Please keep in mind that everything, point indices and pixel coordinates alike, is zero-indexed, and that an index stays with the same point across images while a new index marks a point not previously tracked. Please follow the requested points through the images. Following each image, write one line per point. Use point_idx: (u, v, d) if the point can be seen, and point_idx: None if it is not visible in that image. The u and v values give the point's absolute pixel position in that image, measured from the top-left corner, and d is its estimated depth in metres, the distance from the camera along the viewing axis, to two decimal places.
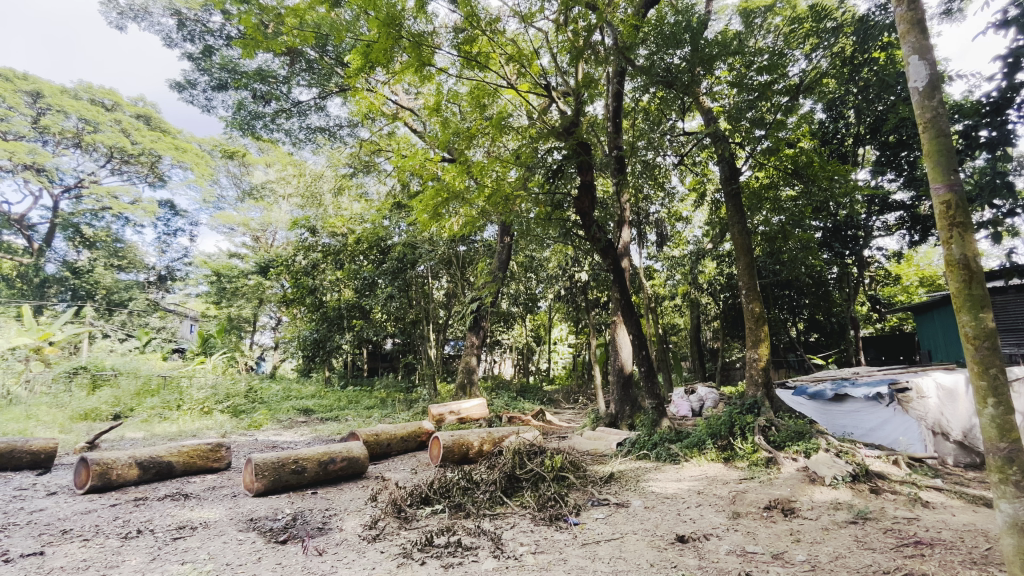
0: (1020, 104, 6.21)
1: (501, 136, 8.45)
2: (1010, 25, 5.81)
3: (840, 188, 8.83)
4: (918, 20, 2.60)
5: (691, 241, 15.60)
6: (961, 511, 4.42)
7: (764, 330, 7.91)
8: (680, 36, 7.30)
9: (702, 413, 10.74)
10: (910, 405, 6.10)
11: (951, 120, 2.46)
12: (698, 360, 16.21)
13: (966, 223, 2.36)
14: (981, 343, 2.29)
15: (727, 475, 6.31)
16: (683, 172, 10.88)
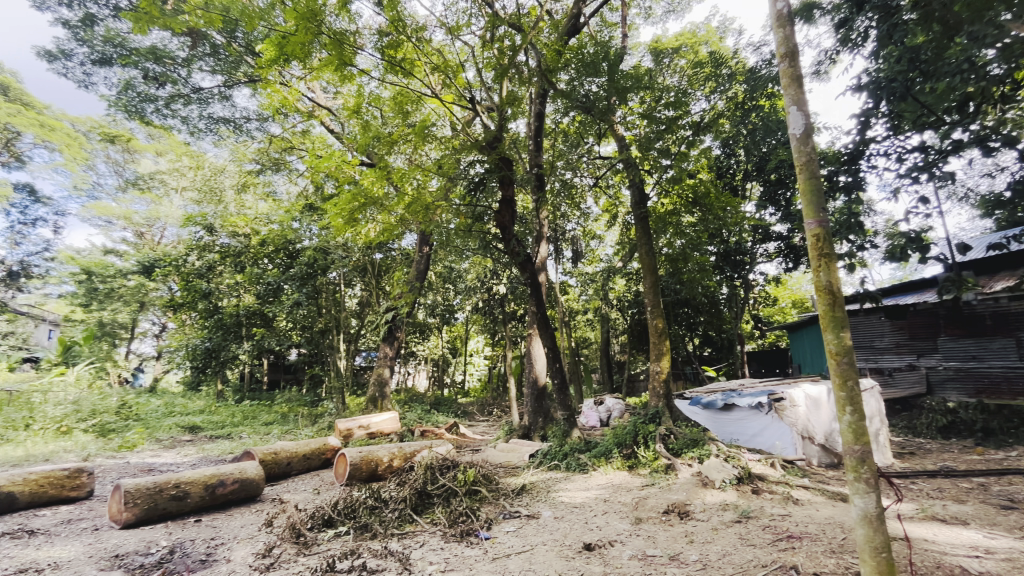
0: (869, 156, 7.39)
1: (423, 144, 8.36)
2: (863, 90, 6.90)
3: (732, 218, 9.85)
4: (797, 75, 2.96)
5: (604, 258, 16.45)
6: (824, 507, 5.03)
7: (666, 344, 8.51)
8: (598, 65, 7.80)
9: (609, 423, 11.28)
10: (784, 413, 6.83)
11: (821, 165, 2.84)
12: (607, 372, 17.03)
13: (831, 254, 2.72)
14: (841, 358, 2.63)
15: (630, 482, 6.66)
16: (597, 194, 11.48)
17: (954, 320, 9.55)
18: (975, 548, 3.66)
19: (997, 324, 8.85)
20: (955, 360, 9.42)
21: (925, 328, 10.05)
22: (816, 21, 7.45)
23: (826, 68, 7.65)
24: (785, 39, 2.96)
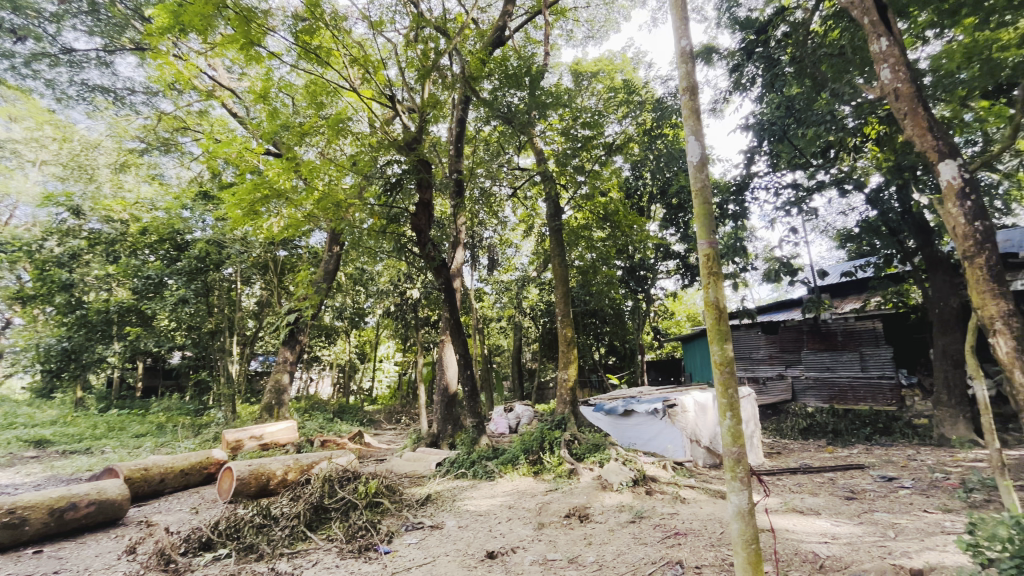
0: (753, 188, 8.31)
1: (337, 138, 7.93)
2: (750, 130, 7.77)
3: (637, 236, 10.50)
4: (696, 108, 3.24)
5: (518, 268, 16.76)
6: (706, 504, 5.49)
7: (574, 353, 8.81)
8: (520, 78, 7.96)
9: (518, 430, 11.43)
10: (676, 418, 7.39)
11: (713, 192, 3.13)
12: (518, 379, 17.30)
13: (718, 273, 3.00)
14: (725, 367, 2.89)
15: (535, 488, 6.78)
16: (515, 204, 11.68)
17: (815, 335, 10.88)
18: (825, 535, 4.21)
19: (848, 339, 10.31)
20: (814, 370, 10.79)
21: (792, 342, 11.31)
22: (715, 63, 8.26)
23: (722, 106, 8.50)
24: (687, 74, 3.22)
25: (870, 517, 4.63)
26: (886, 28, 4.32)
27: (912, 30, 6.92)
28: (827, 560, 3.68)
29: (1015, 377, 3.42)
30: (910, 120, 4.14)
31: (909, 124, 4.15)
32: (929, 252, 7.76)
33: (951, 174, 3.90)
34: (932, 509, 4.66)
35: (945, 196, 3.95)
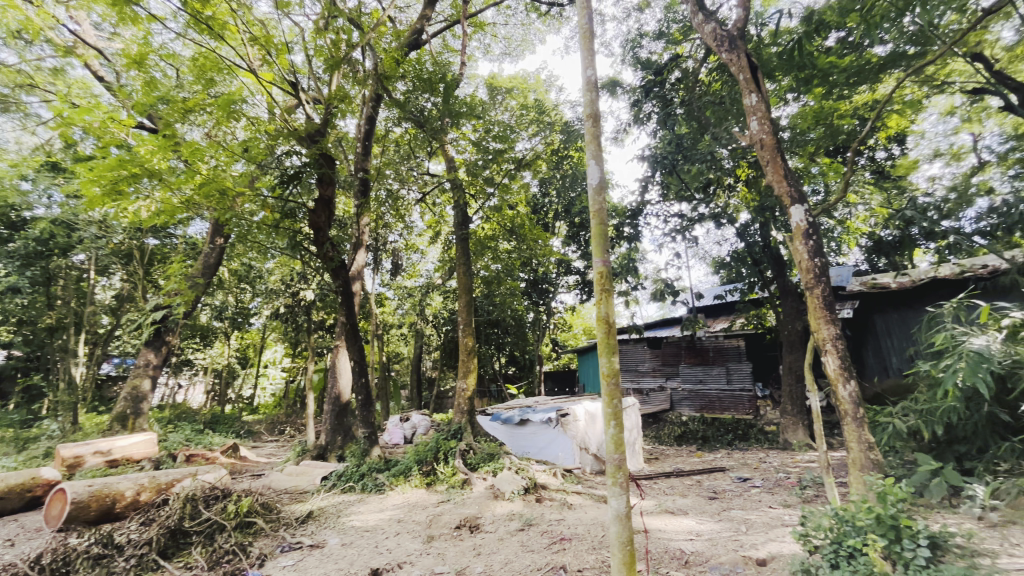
0: (646, 214, 9.06)
1: (228, 120, 7.22)
2: (645, 161, 8.49)
3: (542, 250, 10.59)
4: (598, 135, 3.45)
5: (423, 274, 16.43)
6: (590, 509, 5.79)
7: (474, 362, 8.81)
8: (435, 84, 7.89)
9: (413, 440, 11.14)
10: (567, 427, 7.70)
11: (609, 215, 3.34)
12: (416, 389, 16.87)
13: (610, 289, 3.20)
14: (612, 379, 3.08)
15: (427, 500, 6.64)
16: (424, 210, 11.50)
17: (692, 351, 12.05)
18: (691, 532, 4.65)
19: (717, 355, 11.58)
20: (689, 382, 11.94)
21: (673, 356, 12.45)
22: (618, 96, 8.91)
23: (623, 136, 9.16)
24: (591, 102, 3.43)
25: (727, 514, 5.21)
26: (756, 87, 4.98)
27: (776, 91, 8.05)
28: (690, 555, 4.06)
29: (839, 391, 4.07)
30: (771, 167, 4.78)
31: (770, 171, 4.80)
32: (783, 282, 8.94)
33: (799, 217, 4.56)
34: (775, 505, 5.36)
35: (794, 235, 4.62)
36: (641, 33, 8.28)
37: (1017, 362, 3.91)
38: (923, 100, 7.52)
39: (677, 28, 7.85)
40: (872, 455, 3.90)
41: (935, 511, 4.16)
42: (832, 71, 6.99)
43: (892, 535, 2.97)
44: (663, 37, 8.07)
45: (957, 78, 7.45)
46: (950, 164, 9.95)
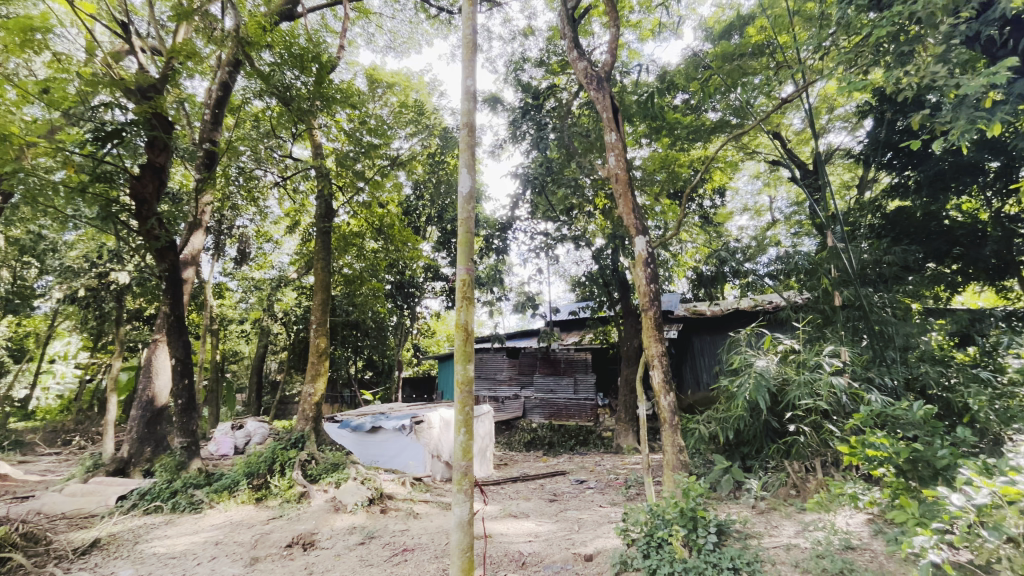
0: (515, 229, 9.43)
1: (22, 51, 5.74)
2: (519, 178, 8.87)
3: (410, 253, 10.41)
4: (472, 145, 3.50)
5: (275, 266, 14.87)
6: (436, 517, 5.74)
7: (325, 365, 8.18)
8: (307, 62, 7.27)
9: (245, 450, 9.92)
10: (420, 434, 7.52)
11: (477, 224, 3.40)
12: (256, 393, 15.11)
13: (471, 297, 3.26)
14: (465, 386, 3.11)
15: (254, 518, 5.95)
16: (282, 195, 10.46)
17: (546, 362, 12.78)
18: (529, 534, 4.89)
19: (568, 366, 12.47)
20: (541, 391, 12.64)
21: (528, 366, 13.06)
22: (498, 112, 9.20)
23: (500, 151, 9.45)
24: (468, 112, 3.49)
25: (563, 515, 5.60)
26: (615, 126, 5.56)
27: (634, 135, 9.08)
28: (528, 556, 4.27)
29: (660, 401, 4.64)
30: (622, 200, 5.34)
31: (621, 203, 5.36)
32: (626, 303, 10.00)
33: (641, 247, 5.16)
34: (605, 504, 5.93)
35: (638, 261, 5.21)
36: (524, 58, 8.68)
37: (786, 379, 4.90)
38: (739, 163, 9.15)
39: (556, 60, 8.40)
40: (681, 456, 4.50)
41: (723, 502, 5.00)
42: (677, 126, 8.18)
43: (691, 525, 3.48)
44: (543, 66, 8.56)
45: (763, 149, 9.21)
46: (754, 217, 12.24)
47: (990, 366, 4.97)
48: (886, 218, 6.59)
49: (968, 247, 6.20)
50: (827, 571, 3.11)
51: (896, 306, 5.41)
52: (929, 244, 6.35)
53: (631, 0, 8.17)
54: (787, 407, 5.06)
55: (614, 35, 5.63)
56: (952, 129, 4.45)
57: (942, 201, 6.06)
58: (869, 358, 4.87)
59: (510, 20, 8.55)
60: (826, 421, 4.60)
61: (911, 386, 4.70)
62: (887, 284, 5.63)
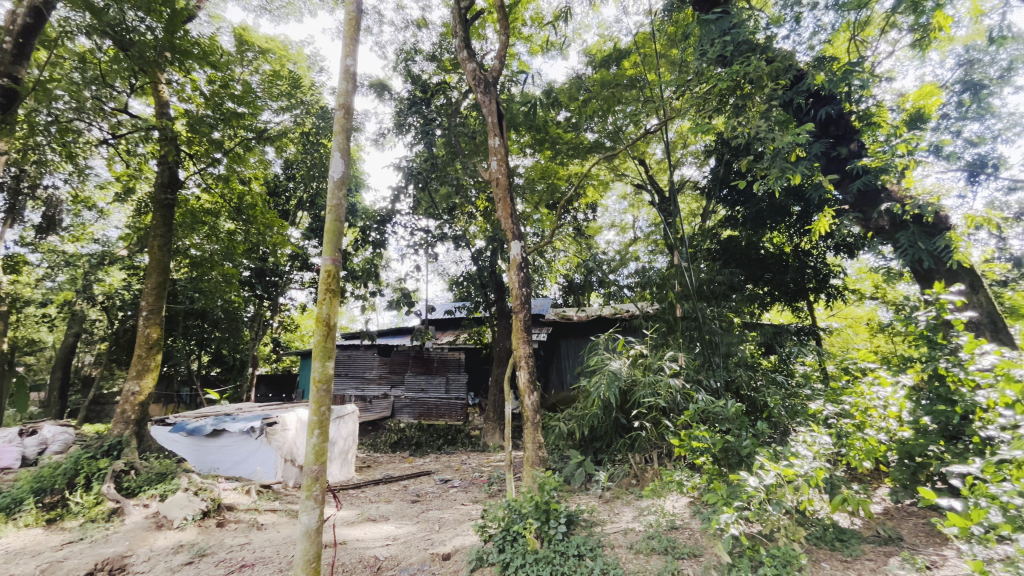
0: (395, 223, 9.13)
1: None
2: (402, 171, 8.61)
3: (272, 239, 9.48)
4: (348, 128, 3.32)
5: (97, 240, 12.63)
6: (283, 527, 5.28)
7: (155, 359, 7.05)
8: (156, 5, 6.24)
9: (37, 461, 8.09)
10: (273, 437, 6.82)
11: (347, 211, 3.23)
12: (59, 391, 12.46)
13: (336, 290, 3.09)
14: (322, 385, 2.93)
15: (42, 543, 4.89)
16: (112, 156, 8.79)
17: (418, 360, 12.55)
18: (387, 538, 4.76)
19: (440, 365, 12.40)
20: (411, 391, 12.38)
21: (400, 365, 12.66)
22: (385, 100, 8.83)
23: (384, 140, 9.07)
24: (345, 93, 3.31)
25: (424, 516, 5.55)
26: (499, 132, 5.69)
27: (519, 143, 9.40)
28: (383, 560, 4.14)
29: (524, 400, 4.82)
30: (501, 204, 5.47)
31: (500, 208, 5.48)
32: (501, 305, 10.29)
33: (516, 252, 5.35)
34: (467, 501, 6.02)
35: (513, 265, 5.38)
36: (416, 49, 8.46)
37: (635, 379, 5.47)
38: (610, 182, 10.00)
39: (448, 57, 8.33)
40: (540, 453, 4.70)
41: (575, 493, 5.39)
42: (558, 141, 8.68)
43: (544, 517, 3.70)
44: (435, 61, 8.43)
45: (630, 173, 10.17)
46: (619, 233, 13.45)
47: (784, 371, 6.12)
48: (721, 244, 7.73)
49: (775, 273, 7.56)
50: (654, 549, 3.54)
51: (722, 319, 6.36)
52: (749, 268, 7.60)
53: (524, 14, 8.47)
54: (633, 405, 5.62)
55: (504, 44, 5.78)
56: (769, 175, 5.40)
57: (761, 234, 7.30)
58: (700, 363, 5.64)
59: (402, 7, 8.26)
60: (663, 418, 5.18)
61: (729, 387, 5.54)
62: (717, 300, 6.58)
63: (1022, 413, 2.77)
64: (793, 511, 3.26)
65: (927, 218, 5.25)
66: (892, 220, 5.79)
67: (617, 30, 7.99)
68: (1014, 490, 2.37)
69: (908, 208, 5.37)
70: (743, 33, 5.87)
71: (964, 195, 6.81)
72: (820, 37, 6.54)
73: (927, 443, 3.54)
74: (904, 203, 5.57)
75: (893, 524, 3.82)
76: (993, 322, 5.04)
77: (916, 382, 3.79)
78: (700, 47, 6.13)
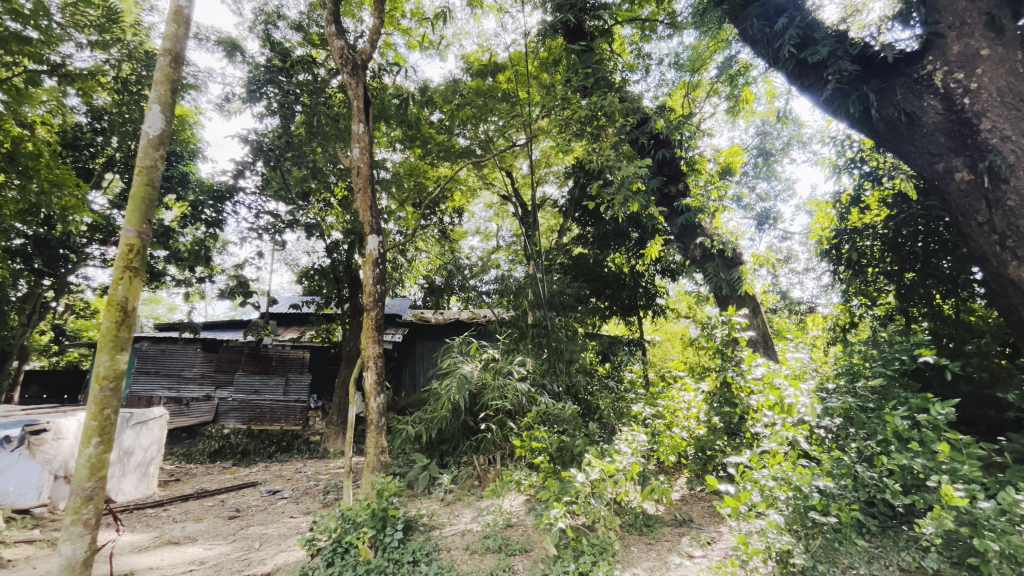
0: (237, 202, 8.07)
1: None
2: (249, 144, 7.64)
3: (60, 202, 7.43)
4: (172, 80, 2.88)
5: None
6: (41, 562, 4.20)
7: None
8: None
9: None
10: (39, 448, 5.41)
11: (163, 176, 2.79)
12: None
13: (138, 268, 2.63)
14: (107, 383, 2.48)
15: None
16: None
17: (253, 358, 11.20)
18: (192, 562, 4.09)
19: (279, 365, 11.24)
20: (241, 392, 10.97)
21: (229, 362, 11.12)
22: (235, 62, 7.75)
23: (231, 107, 7.96)
24: (174, 37, 2.85)
25: (243, 533, 4.92)
26: (365, 119, 5.38)
27: (387, 136, 9.03)
28: None
29: (369, 402, 4.59)
30: (361, 194, 5.18)
31: (360, 198, 5.19)
32: (355, 302, 9.72)
33: (373, 246, 5.09)
34: (296, 514, 5.50)
35: (369, 260, 5.11)
36: (279, 13, 7.62)
37: (484, 383, 5.60)
38: (477, 190, 10.18)
39: (316, 32, 7.67)
40: (383, 458, 4.51)
41: (416, 498, 5.28)
42: (430, 141, 8.59)
43: (380, 525, 3.56)
44: (301, 31, 7.69)
45: (498, 183, 10.50)
46: (483, 240, 13.76)
47: (615, 377, 6.86)
48: (571, 260, 8.36)
49: (614, 290, 8.44)
50: (489, 548, 3.63)
51: (568, 328, 6.87)
52: (594, 284, 8.35)
53: (404, 5, 8.23)
54: (482, 407, 5.74)
55: (378, 27, 5.50)
56: (616, 202, 6.04)
57: (605, 254, 8.11)
58: (545, 368, 6.00)
59: None
60: (508, 420, 5.38)
61: (569, 391, 6.00)
62: (566, 310, 7.10)
63: (779, 413, 3.52)
64: (612, 503, 3.64)
65: (728, 252, 6.39)
66: (703, 252, 6.88)
67: (495, 43, 8.20)
68: (769, 475, 2.95)
69: (715, 243, 6.47)
70: (603, 71, 6.50)
71: (753, 239, 8.45)
72: (663, 89, 7.56)
73: (715, 438, 4.28)
74: (713, 239, 6.68)
75: (687, 509, 4.49)
76: (766, 341, 6.23)
77: (711, 388, 4.51)
78: (567, 75, 6.61)
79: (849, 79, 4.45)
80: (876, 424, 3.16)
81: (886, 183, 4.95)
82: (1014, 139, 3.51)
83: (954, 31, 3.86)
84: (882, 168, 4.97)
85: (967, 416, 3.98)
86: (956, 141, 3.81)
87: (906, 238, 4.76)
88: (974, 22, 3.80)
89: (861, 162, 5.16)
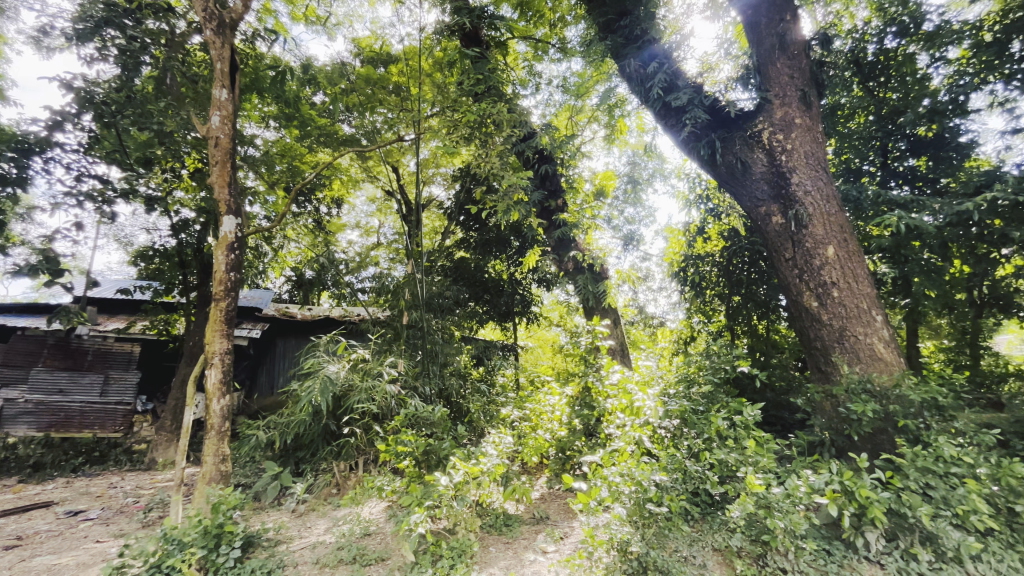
0: (49, 159, 6.61)
1: None
2: (71, 92, 6.31)
3: None
4: None
5: None
6: None
7: None
8: None
9: None
10: None
11: None
12: None
13: None
14: None
15: None
16: None
17: (57, 349, 8.90)
18: None
19: (96, 359, 9.16)
20: (37, 393, 8.60)
21: (20, 355, 8.65)
22: None
23: (51, 43, 6.50)
24: None
25: (25, 565, 3.97)
26: (229, 85, 4.78)
27: (259, 110, 8.13)
28: None
29: (210, 405, 4.04)
30: (218, 168, 4.56)
31: (216, 171, 4.57)
32: (203, 290, 8.54)
33: (229, 228, 4.51)
34: (105, 537, 4.62)
35: (220, 242, 4.52)
36: None
37: (351, 384, 5.28)
38: (359, 181, 9.66)
39: None
40: (222, 467, 4.01)
41: (263, 510, 4.80)
42: (309, 123, 7.96)
43: (212, 544, 3.15)
44: None
45: (382, 177, 10.08)
46: (363, 235, 13.09)
47: (488, 380, 6.97)
48: (453, 262, 8.34)
49: (492, 296, 8.61)
50: (342, 560, 3.43)
51: (445, 331, 6.83)
52: (473, 288, 8.42)
53: None
54: (346, 410, 5.41)
55: None
56: (500, 210, 6.20)
57: (486, 259, 8.26)
58: (417, 370, 5.88)
59: None
60: (374, 424, 5.17)
61: (441, 394, 5.95)
62: (443, 313, 7.04)
63: (629, 415, 3.90)
64: (473, 505, 3.69)
65: (597, 267, 6.93)
66: (575, 265, 7.37)
67: (389, 33, 7.90)
68: (616, 471, 3.24)
69: (586, 258, 6.99)
70: (496, 81, 6.63)
71: (620, 257, 9.25)
72: (550, 108, 7.98)
73: (574, 439, 4.62)
74: (585, 254, 7.19)
75: (545, 506, 4.72)
76: (623, 349, 6.86)
77: (574, 392, 4.83)
78: (460, 78, 6.62)
79: (702, 125, 5.12)
80: (703, 424, 3.65)
81: (724, 219, 5.81)
82: (812, 194, 4.38)
83: (778, 99, 4.69)
84: (722, 206, 5.81)
85: (769, 417, 4.80)
86: (774, 190, 4.60)
87: (736, 267, 5.60)
88: (792, 95, 4.67)
89: (707, 199, 5.97)
